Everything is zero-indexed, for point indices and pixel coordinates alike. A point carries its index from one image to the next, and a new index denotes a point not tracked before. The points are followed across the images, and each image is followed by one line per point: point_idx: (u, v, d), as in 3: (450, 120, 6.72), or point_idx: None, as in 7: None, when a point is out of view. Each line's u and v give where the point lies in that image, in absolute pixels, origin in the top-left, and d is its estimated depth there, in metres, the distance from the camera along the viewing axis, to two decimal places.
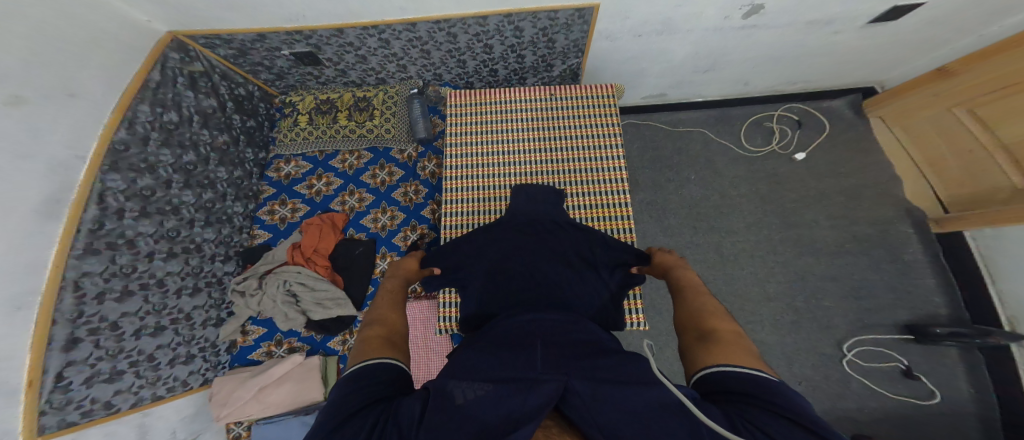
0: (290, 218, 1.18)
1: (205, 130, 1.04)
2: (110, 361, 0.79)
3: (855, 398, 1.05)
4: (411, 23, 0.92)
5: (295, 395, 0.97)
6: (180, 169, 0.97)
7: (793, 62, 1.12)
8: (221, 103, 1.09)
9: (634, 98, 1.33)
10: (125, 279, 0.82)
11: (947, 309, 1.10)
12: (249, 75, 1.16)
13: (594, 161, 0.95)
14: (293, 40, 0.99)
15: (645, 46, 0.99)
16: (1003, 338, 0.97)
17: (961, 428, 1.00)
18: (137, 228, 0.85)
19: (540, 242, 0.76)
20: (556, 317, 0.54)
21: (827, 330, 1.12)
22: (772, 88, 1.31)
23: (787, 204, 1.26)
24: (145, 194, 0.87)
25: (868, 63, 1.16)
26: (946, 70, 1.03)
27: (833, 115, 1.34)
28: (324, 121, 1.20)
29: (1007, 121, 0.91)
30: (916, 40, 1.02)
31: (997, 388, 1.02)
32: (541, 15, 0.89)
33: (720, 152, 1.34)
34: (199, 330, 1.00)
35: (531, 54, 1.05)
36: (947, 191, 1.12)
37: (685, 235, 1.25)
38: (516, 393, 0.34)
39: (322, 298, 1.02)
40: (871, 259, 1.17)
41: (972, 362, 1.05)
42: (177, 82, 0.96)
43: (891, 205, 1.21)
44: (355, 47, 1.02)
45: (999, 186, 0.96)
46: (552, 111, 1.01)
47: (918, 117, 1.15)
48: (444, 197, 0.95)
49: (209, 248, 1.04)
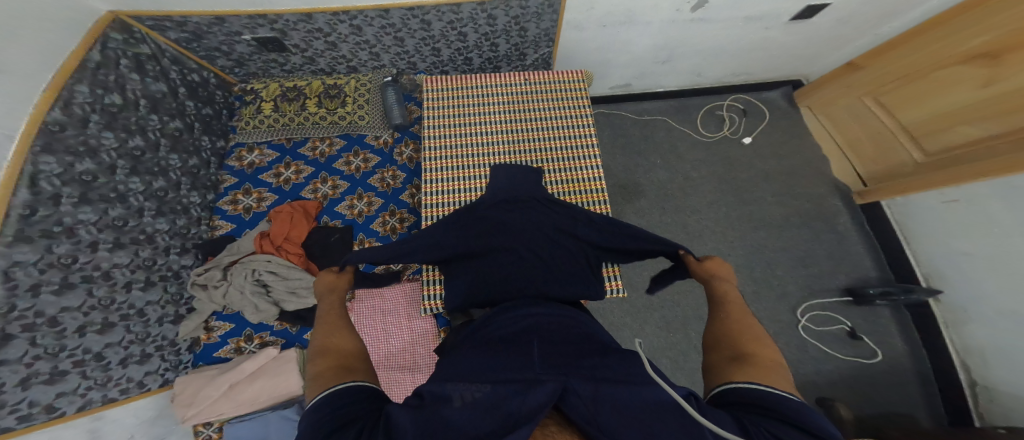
0: (256, 207, 1.13)
1: (154, 115, 0.98)
2: (49, 361, 0.69)
3: (812, 362, 1.16)
4: (383, 9, 0.95)
5: (272, 389, 0.90)
6: (125, 155, 0.89)
7: (735, 54, 1.27)
8: (172, 88, 1.03)
9: (602, 89, 1.43)
10: (64, 271, 0.74)
11: (875, 271, 1.26)
12: (203, 62, 1.13)
13: (567, 139, 1.01)
14: (256, 24, 0.99)
15: (609, 37, 1.08)
16: (924, 294, 1.11)
17: (898, 380, 1.14)
18: (76, 215, 0.77)
19: (522, 215, 0.84)
20: (546, 314, 0.59)
21: (783, 298, 1.23)
22: (719, 79, 1.46)
23: (741, 185, 1.39)
24: (87, 180, 0.80)
25: (796, 57, 1.34)
26: (854, 63, 1.25)
27: (772, 105, 1.51)
28: (292, 107, 1.18)
29: (910, 105, 1.12)
30: (832, 36, 1.22)
31: (924, 340, 1.17)
32: (513, 4, 0.96)
33: (681, 138, 1.46)
34: (154, 327, 0.92)
35: (503, 43, 1.11)
36: (865, 168, 1.30)
37: (655, 214, 1.34)
38: (519, 393, 0.36)
39: (296, 286, 0.97)
40: (812, 230, 1.32)
41: (901, 320, 1.20)
42: (120, 64, 0.89)
43: (823, 183, 1.38)
44: (324, 34, 1.04)
45: (904, 162, 1.17)
46: (527, 95, 1.06)
47: (837, 106, 1.35)
48: (424, 176, 0.97)
49: (163, 240, 0.97)
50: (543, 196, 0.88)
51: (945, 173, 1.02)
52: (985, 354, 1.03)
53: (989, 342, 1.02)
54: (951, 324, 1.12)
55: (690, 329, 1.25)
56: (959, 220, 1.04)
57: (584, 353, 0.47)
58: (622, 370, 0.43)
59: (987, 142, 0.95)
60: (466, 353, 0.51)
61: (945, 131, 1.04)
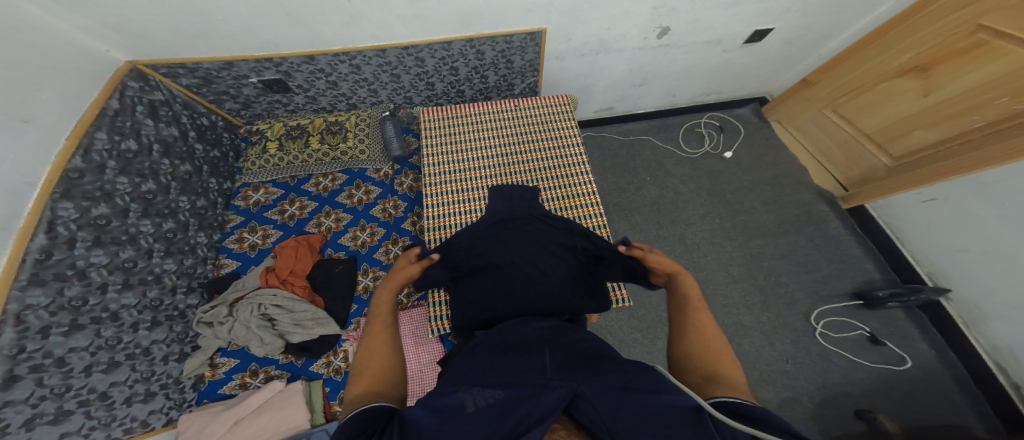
0: (260, 245, 1.19)
1: (165, 159, 1.05)
2: (54, 402, 0.74)
3: (810, 368, 1.26)
4: (381, 49, 1.07)
5: (278, 424, 0.94)
6: (138, 198, 0.96)
7: (702, 76, 1.48)
8: (182, 131, 1.11)
9: (588, 113, 1.62)
10: (74, 313, 0.79)
11: (878, 273, 1.40)
12: (212, 105, 1.21)
13: (559, 159, 1.09)
14: (262, 68, 1.09)
15: (589, 64, 1.26)
16: (932, 293, 1.23)
17: (885, 381, 1.23)
18: (89, 258, 0.82)
19: (521, 233, 0.87)
20: (561, 329, 0.60)
21: (793, 306, 1.36)
22: (694, 99, 1.68)
23: (729, 195, 1.57)
24: (100, 223, 0.86)
25: (755, 76, 1.59)
26: (808, 80, 1.52)
27: (744, 120, 1.76)
28: (296, 145, 1.27)
29: (866, 115, 1.36)
30: (779, 57, 1.47)
31: (949, 343, 1.26)
32: (499, 40, 1.09)
33: (667, 155, 1.66)
34: (159, 365, 0.97)
35: (493, 75, 1.26)
36: (843, 174, 1.52)
37: (652, 230, 1.50)
38: (526, 398, 0.39)
39: (302, 319, 1.03)
40: (806, 236, 1.49)
41: (886, 320, 1.33)
42: (135, 111, 0.97)
43: (806, 190, 1.58)
44: (325, 74, 1.15)
45: (876, 166, 1.38)
46: (518, 120, 1.16)
47: (804, 120, 1.60)
48: (425, 202, 1.01)
49: (170, 279, 1.03)
50: (539, 211, 0.92)
51: (919, 173, 1.21)
52: (1013, 350, 1.10)
53: (1014, 340, 1.09)
54: (969, 323, 1.21)
55: None
56: (936, 214, 1.21)
57: (602, 359, 0.49)
58: (636, 379, 0.42)
59: (942, 145, 1.17)
60: (479, 359, 0.53)
61: (903, 137, 1.27)
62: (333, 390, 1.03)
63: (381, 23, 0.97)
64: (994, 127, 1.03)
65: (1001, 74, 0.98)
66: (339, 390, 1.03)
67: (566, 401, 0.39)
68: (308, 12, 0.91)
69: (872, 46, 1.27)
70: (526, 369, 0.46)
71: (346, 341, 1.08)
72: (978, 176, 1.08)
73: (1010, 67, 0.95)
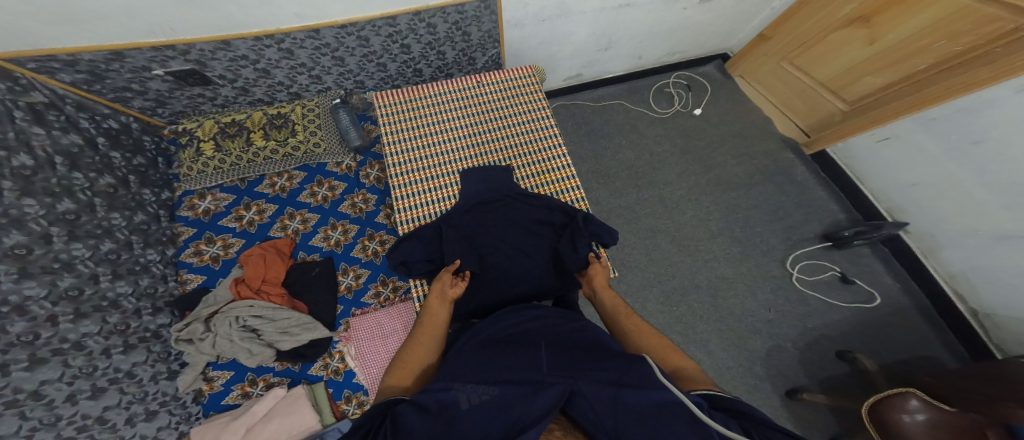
0: (224, 255, 1.12)
1: (77, 173, 0.94)
2: (48, 431, 0.71)
3: (789, 309, 1.34)
4: (313, 30, 1.00)
5: (288, 430, 0.91)
6: (58, 220, 0.86)
7: (665, 34, 1.48)
8: (87, 138, 1.00)
9: (556, 81, 1.60)
10: (29, 347, 0.72)
11: (842, 213, 1.48)
12: (117, 105, 1.10)
13: (529, 133, 1.07)
14: (164, 57, 0.98)
15: (549, 30, 1.23)
16: (892, 229, 1.28)
17: (855, 313, 1.33)
18: (21, 291, 0.74)
19: (498, 215, 0.88)
20: (557, 322, 0.60)
21: (769, 253, 1.42)
22: (659, 59, 1.68)
23: (703, 153, 1.61)
24: (21, 253, 0.76)
25: (714, 33, 1.60)
26: (765, 34, 1.55)
27: (708, 78, 1.79)
28: (236, 144, 1.20)
29: (821, 64, 1.41)
30: (734, 12, 1.48)
31: (910, 271, 1.36)
32: (449, 10, 1.05)
33: (639, 118, 1.67)
34: (150, 385, 0.94)
35: (449, 50, 1.21)
36: (804, 122, 1.58)
37: (632, 193, 1.52)
38: (525, 399, 0.38)
39: (287, 326, 0.99)
40: (776, 185, 1.54)
41: (853, 257, 1.41)
42: (17, 117, 0.83)
43: (773, 141, 1.64)
44: (251, 61, 1.07)
45: (834, 112, 1.44)
46: (482, 97, 1.12)
47: (764, 72, 1.64)
48: (394, 192, 0.98)
49: (130, 303, 0.96)
50: (515, 191, 0.91)
51: (871, 115, 1.28)
52: (967, 276, 1.19)
53: (968, 266, 1.18)
54: (927, 252, 1.30)
55: (691, 298, 1.35)
56: (890, 152, 1.28)
57: (599, 354, 0.48)
58: (633, 371, 0.43)
59: (891, 86, 1.22)
60: (472, 354, 0.52)
61: (855, 83, 1.32)
62: (336, 391, 1.00)
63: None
64: (936, 68, 1.07)
65: (936, 20, 1.01)
66: (343, 389, 1.00)
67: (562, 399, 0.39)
68: None
69: None
70: (522, 365, 0.45)
71: (338, 343, 1.04)
72: (927, 113, 1.13)
73: (945, 12, 0.98)
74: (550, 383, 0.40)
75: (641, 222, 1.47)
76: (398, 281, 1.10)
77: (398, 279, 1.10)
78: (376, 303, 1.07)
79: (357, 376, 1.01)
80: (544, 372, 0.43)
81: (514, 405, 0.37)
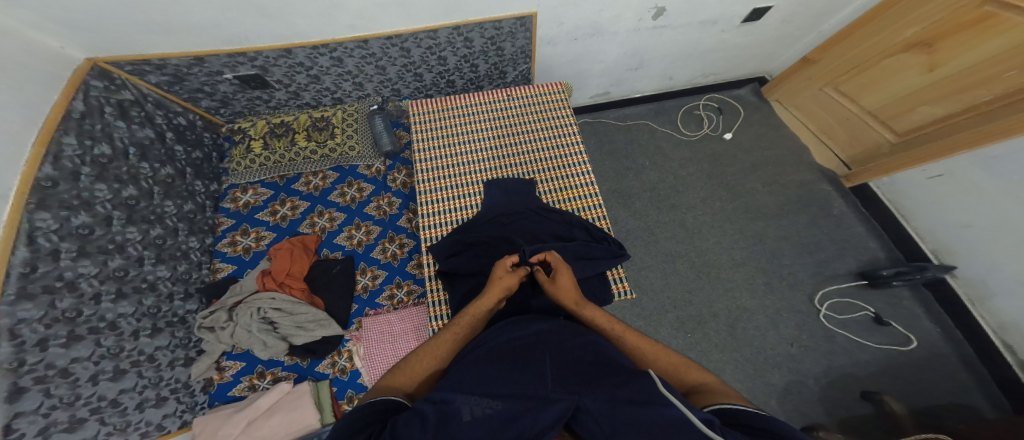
0: (255, 247, 1.19)
1: (144, 163, 1.03)
2: (65, 410, 0.76)
3: (815, 349, 1.26)
4: (362, 40, 1.04)
5: (287, 425, 0.95)
6: (120, 205, 0.95)
7: (700, 56, 1.45)
8: (159, 132, 1.09)
9: (583, 99, 1.59)
10: (70, 324, 0.79)
11: (881, 252, 1.40)
12: (188, 104, 1.19)
13: (555, 150, 1.07)
14: (235, 63, 1.06)
15: (582, 48, 1.23)
16: (938, 271, 1.21)
17: (888, 359, 1.24)
18: (76, 269, 0.81)
19: (518, 228, 0.89)
20: (564, 335, 0.59)
21: (796, 287, 1.36)
22: (691, 81, 1.64)
23: (730, 178, 1.55)
24: (83, 233, 0.84)
25: (753, 55, 1.55)
26: (808, 59, 1.49)
27: (743, 100, 1.73)
28: (282, 143, 1.26)
29: (870, 94, 1.33)
30: (777, 36, 1.44)
31: (955, 319, 1.26)
32: (487, 26, 1.07)
33: (665, 138, 1.64)
34: (167, 371, 0.99)
35: (483, 63, 1.24)
36: (845, 152, 1.50)
37: (652, 215, 1.49)
38: (527, 413, 0.38)
39: (303, 321, 1.03)
40: (809, 217, 1.47)
41: (889, 298, 1.33)
42: (104, 111, 0.94)
43: (809, 170, 1.57)
44: (305, 67, 1.12)
45: (880, 143, 1.36)
46: (512, 111, 1.13)
47: (806, 98, 1.58)
48: (420, 199, 1.00)
49: (166, 286, 1.03)
50: (536, 205, 0.93)
51: (923, 150, 1.20)
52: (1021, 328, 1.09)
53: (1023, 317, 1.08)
54: (975, 300, 1.20)
55: (707, 327, 1.30)
56: (942, 190, 1.20)
57: (603, 369, 0.48)
58: (642, 391, 0.41)
59: (950, 119, 1.14)
60: (476, 365, 0.52)
61: (907, 113, 1.25)
62: (340, 390, 1.03)
63: (361, 12, 0.94)
64: (1006, 100, 0.99)
65: (1010, 47, 0.94)
66: (346, 389, 1.03)
67: (565, 416, 0.39)
68: (279, 5, 0.87)
69: (873, 23, 1.24)
70: (526, 379, 0.45)
71: (349, 341, 1.08)
72: (989, 150, 1.05)
73: None
74: (553, 399, 0.39)
75: (659, 245, 1.43)
76: (413, 285, 1.12)
77: (413, 282, 1.12)
78: (389, 304, 1.10)
79: (362, 377, 1.04)
80: (548, 387, 0.43)
81: (515, 419, 0.37)
